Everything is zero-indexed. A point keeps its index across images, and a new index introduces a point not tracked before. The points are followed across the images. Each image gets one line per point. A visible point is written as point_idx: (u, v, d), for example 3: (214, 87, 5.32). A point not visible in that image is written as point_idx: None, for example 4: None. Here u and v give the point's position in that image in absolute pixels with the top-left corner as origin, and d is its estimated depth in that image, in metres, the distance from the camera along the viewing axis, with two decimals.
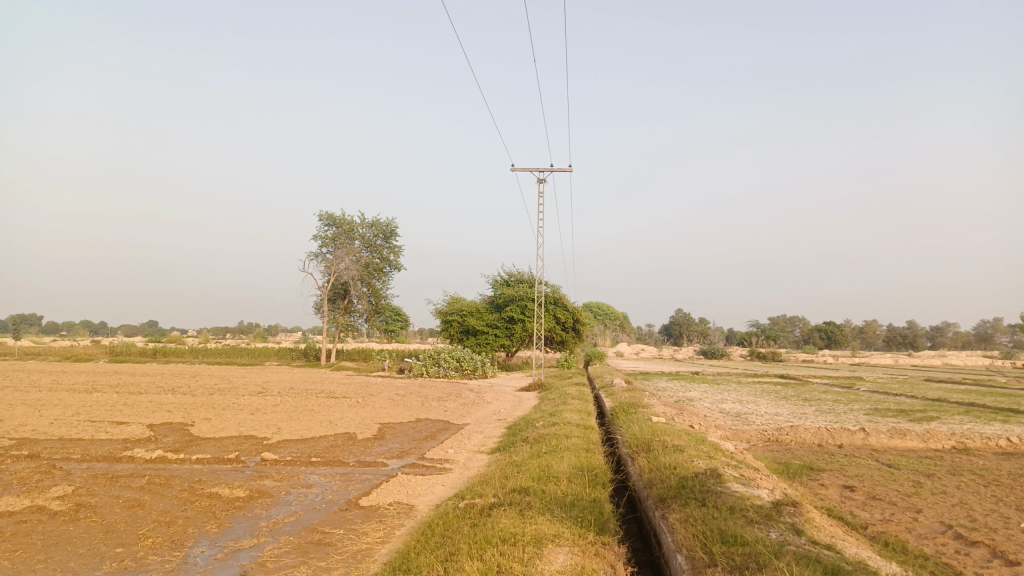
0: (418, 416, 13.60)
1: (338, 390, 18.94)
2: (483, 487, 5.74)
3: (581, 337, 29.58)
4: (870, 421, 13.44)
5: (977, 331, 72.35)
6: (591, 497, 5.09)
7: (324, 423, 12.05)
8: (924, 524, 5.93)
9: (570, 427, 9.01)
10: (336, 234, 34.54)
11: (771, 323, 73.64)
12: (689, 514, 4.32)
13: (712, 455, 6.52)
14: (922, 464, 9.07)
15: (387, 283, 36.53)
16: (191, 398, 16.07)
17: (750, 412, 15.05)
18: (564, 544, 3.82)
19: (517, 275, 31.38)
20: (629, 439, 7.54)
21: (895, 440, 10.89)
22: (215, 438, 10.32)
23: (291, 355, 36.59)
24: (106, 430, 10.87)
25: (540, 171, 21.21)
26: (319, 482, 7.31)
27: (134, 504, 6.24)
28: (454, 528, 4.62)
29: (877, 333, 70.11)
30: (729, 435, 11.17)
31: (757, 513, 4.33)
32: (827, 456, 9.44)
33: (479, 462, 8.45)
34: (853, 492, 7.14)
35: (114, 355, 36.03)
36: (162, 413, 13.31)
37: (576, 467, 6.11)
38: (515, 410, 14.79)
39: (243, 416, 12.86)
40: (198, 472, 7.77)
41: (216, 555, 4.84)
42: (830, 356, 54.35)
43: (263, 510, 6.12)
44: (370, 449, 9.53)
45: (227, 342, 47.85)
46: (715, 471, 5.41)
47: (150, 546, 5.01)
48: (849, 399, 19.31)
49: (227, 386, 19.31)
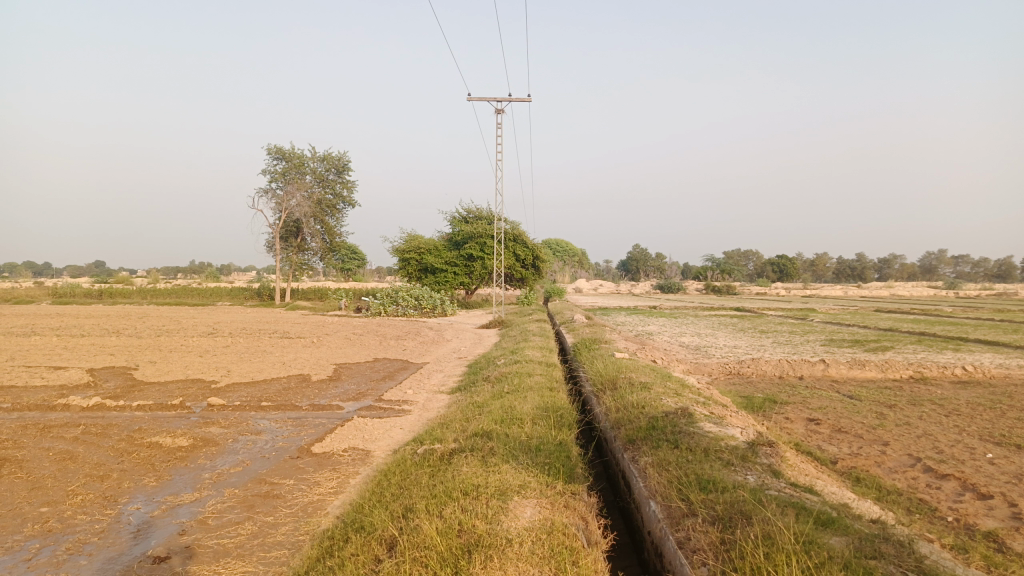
0: (376, 355, 13.27)
1: (293, 329, 18.41)
2: (443, 432, 5.42)
3: (541, 274, 29.37)
4: (828, 352, 13.58)
5: (923, 263, 74.62)
6: (557, 441, 4.80)
7: (277, 365, 11.62)
8: (893, 458, 5.83)
9: (532, 365, 8.74)
10: (286, 168, 33.22)
11: (725, 257, 74.59)
12: (660, 458, 4.08)
13: (680, 392, 6.30)
14: (883, 395, 9.09)
15: (341, 220, 35.55)
16: (137, 340, 15.40)
17: (710, 345, 15.11)
18: (532, 496, 3.52)
19: (476, 212, 30.81)
20: (594, 376, 7.29)
21: (855, 370, 10.94)
22: (159, 382, 9.80)
23: (245, 296, 35.69)
24: (41, 375, 10.26)
25: (496, 102, 20.47)
26: (269, 429, 6.92)
27: (65, 456, 5.77)
28: (413, 478, 4.29)
29: (827, 265, 71.68)
30: (691, 369, 11.12)
31: (732, 454, 4.10)
32: (790, 388, 9.42)
33: (439, 403, 8.17)
34: (819, 425, 7.05)
35: (57, 297, 34.70)
36: (105, 356, 12.66)
37: (540, 407, 5.83)
38: (476, 348, 14.58)
39: (190, 359, 12.29)
40: (139, 420, 7.30)
41: (152, 513, 4.45)
42: (782, 289, 55.47)
43: (208, 460, 5.74)
44: (325, 392, 9.17)
45: (178, 282, 46.40)
46: (686, 410, 5.16)
47: (80, 504, 4.59)
48: (804, 330, 19.58)
49: (176, 328, 18.62)
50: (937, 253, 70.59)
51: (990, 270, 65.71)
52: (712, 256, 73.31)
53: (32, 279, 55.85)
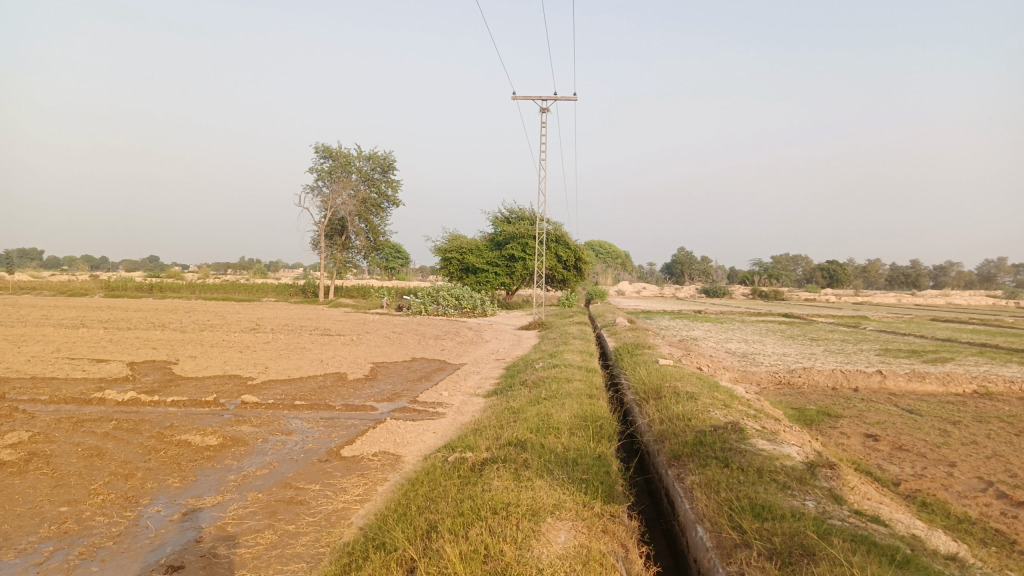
0: (414, 355, 13.10)
1: (334, 327, 18.39)
2: (476, 440, 5.15)
3: (583, 275, 28.94)
4: (884, 363, 12.92)
5: (981, 271, 71.96)
6: (596, 454, 4.50)
7: (315, 362, 11.54)
8: (962, 481, 5.35)
9: (571, 370, 8.42)
10: (333, 166, 33.43)
11: (773, 262, 72.94)
12: (708, 477, 3.75)
13: (728, 404, 5.93)
14: (946, 410, 8.53)
15: (386, 219, 35.66)
16: (180, 335, 15.53)
17: (757, 352, 14.56)
18: (567, 517, 3.24)
19: (518, 212, 30.57)
20: (637, 384, 6.95)
21: (914, 383, 10.33)
22: (197, 378, 9.77)
23: (290, 292, 36.12)
24: (82, 368, 10.35)
25: (541, 100, 20.19)
26: (300, 429, 6.75)
27: (93, 452, 5.68)
28: (442, 489, 4.04)
29: (879, 272, 69.53)
30: (738, 377, 10.65)
31: (789, 476, 3.74)
32: (844, 400, 8.91)
33: (474, 407, 7.93)
34: (877, 442, 6.58)
35: (110, 290, 35.59)
36: (147, 350, 12.77)
37: (578, 417, 5.51)
38: (515, 350, 14.32)
39: (230, 354, 12.30)
40: (172, 416, 7.21)
41: (172, 517, 4.29)
42: (833, 295, 54.01)
43: (234, 461, 5.58)
44: (360, 391, 9.01)
45: (227, 277, 47.24)
46: (737, 424, 4.79)
47: (99, 505, 4.45)
48: (857, 338, 18.81)
49: (220, 322, 18.81)
50: (998, 261, 68.10)
51: None
52: (759, 261, 71.85)
53: (88, 272, 57.52)
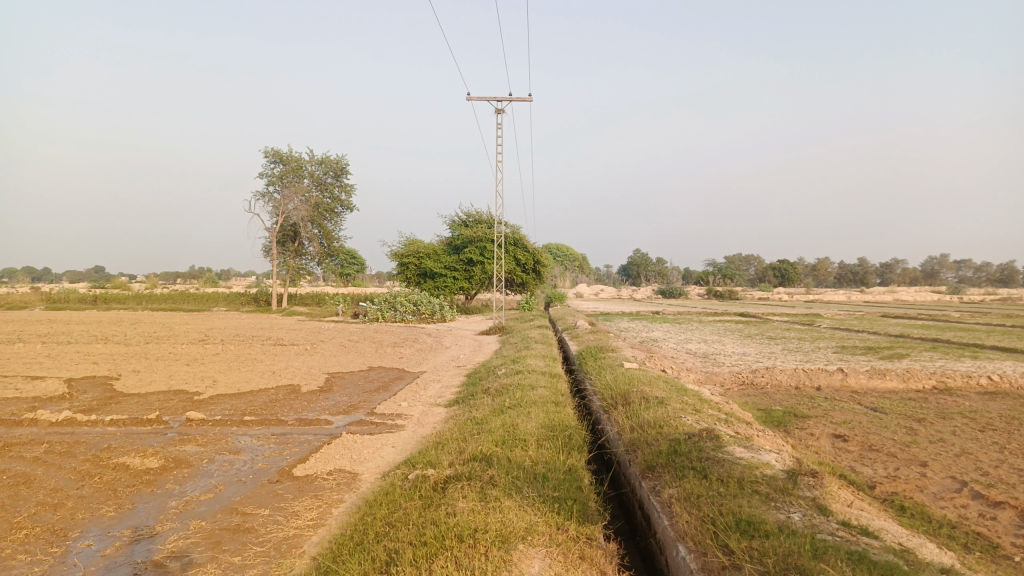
0: (372, 364, 12.69)
1: (287, 336, 17.83)
2: (438, 454, 4.85)
3: (541, 279, 28.81)
4: (842, 360, 12.98)
5: (924, 267, 74.26)
6: (566, 467, 4.26)
7: (267, 374, 11.08)
8: (936, 482, 5.25)
9: (534, 376, 8.16)
10: (284, 171, 32.67)
11: (727, 262, 74.06)
12: (687, 490, 3.53)
13: (699, 408, 5.74)
14: (908, 407, 8.53)
15: (340, 225, 35.03)
16: (123, 348, 14.82)
17: (718, 352, 14.53)
18: (540, 543, 2.98)
19: (476, 215, 30.32)
20: (603, 390, 6.72)
21: (875, 380, 10.35)
22: (139, 394, 9.23)
23: (242, 301, 35.16)
24: (15, 387, 9.69)
25: (497, 102, 19.97)
26: (250, 447, 6.35)
27: (19, 480, 5.18)
28: (402, 512, 3.73)
29: (828, 270, 71.03)
30: (703, 379, 10.54)
31: (770, 486, 3.54)
32: (809, 400, 8.85)
33: (435, 418, 7.62)
34: (846, 443, 6.49)
35: (52, 302, 34.12)
36: (87, 365, 12.12)
37: (546, 427, 5.25)
38: (475, 356, 14.02)
39: (177, 368, 11.75)
40: (110, 437, 6.73)
41: (104, 552, 3.88)
42: (785, 293, 55.03)
43: (177, 485, 5.17)
44: (314, 404, 8.60)
45: (175, 287, 45.78)
46: (711, 430, 4.59)
47: (22, 541, 3.99)
48: (813, 336, 19.02)
49: (166, 334, 18.09)
50: (940, 257, 70.44)
51: (992, 274, 65.27)
52: (714, 262, 72.87)
53: (29, 283, 55.39)
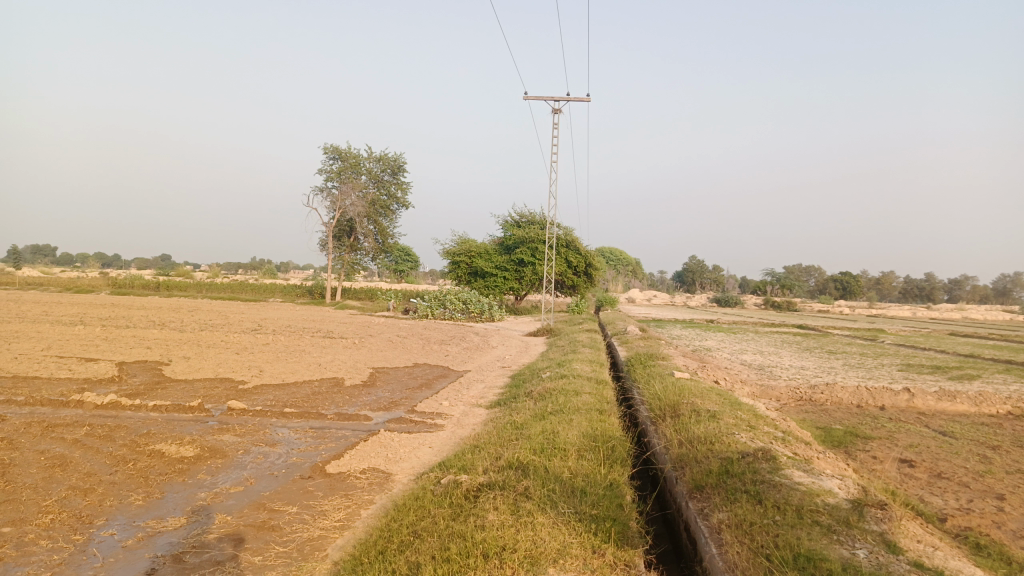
0: (417, 361, 12.58)
1: (336, 329, 17.90)
2: (473, 459, 4.63)
3: (593, 282, 28.36)
4: (908, 379, 12.29)
5: (996, 285, 70.88)
6: (607, 482, 3.99)
7: (312, 366, 11.07)
8: (1016, 518, 4.77)
9: (580, 381, 7.86)
10: (342, 167, 33.05)
11: (786, 272, 72.18)
12: (739, 516, 3.22)
13: (753, 424, 5.38)
14: (981, 432, 7.94)
15: (395, 221, 35.26)
16: (178, 334, 15.08)
17: (774, 365, 13.97)
18: (572, 568, 2.72)
19: (529, 216, 30.13)
20: (651, 400, 6.39)
21: (945, 402, 9.70)
22: (186, 380, 9.30)
23: (297, 293, 35.75)
24: (69, 367, 9.88)
25: (554, 101, 19.79)
26: (286, 440, 6.25)
27: (55, 463, 5.16)
28: (429, 520, 3.52)
29: (893, 284, 68.46)
30: (757, 393, 10.08)
31: (833, 516, 3.20)
32: (872, 420, 8.32)
33: (475, 420, 7.40)
34: (914, 470, 6.02)
35: (117, 287, 35.26)
36: (141, 349, 12.33)
37: (587, 437, 4.98)
38: (521, 358, 13.80)
39: (226, 356, 11.86)
40: (151, 423, 6.72)
41: (126, 543, 3.77)
42: (846, 307, 53.14)
43: (209, 476, 5.08)
44: (355, 399, 8.48)
45: (236, 277, 46.82)
46: (767, 450, 4.24)
47: (47, 526, 3.92)
48: (876, 352, 18.13)
49: (221, 322, 18.40)
50: (1014, 276, 67.25)
51: None
52: (772, 271, 71.11)
53: (98, 268, 57.50)
